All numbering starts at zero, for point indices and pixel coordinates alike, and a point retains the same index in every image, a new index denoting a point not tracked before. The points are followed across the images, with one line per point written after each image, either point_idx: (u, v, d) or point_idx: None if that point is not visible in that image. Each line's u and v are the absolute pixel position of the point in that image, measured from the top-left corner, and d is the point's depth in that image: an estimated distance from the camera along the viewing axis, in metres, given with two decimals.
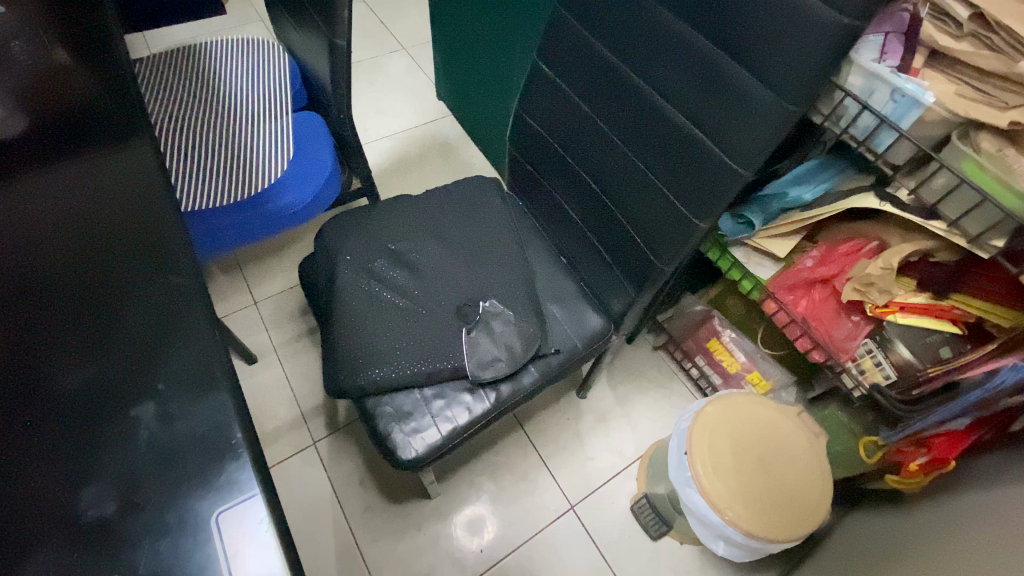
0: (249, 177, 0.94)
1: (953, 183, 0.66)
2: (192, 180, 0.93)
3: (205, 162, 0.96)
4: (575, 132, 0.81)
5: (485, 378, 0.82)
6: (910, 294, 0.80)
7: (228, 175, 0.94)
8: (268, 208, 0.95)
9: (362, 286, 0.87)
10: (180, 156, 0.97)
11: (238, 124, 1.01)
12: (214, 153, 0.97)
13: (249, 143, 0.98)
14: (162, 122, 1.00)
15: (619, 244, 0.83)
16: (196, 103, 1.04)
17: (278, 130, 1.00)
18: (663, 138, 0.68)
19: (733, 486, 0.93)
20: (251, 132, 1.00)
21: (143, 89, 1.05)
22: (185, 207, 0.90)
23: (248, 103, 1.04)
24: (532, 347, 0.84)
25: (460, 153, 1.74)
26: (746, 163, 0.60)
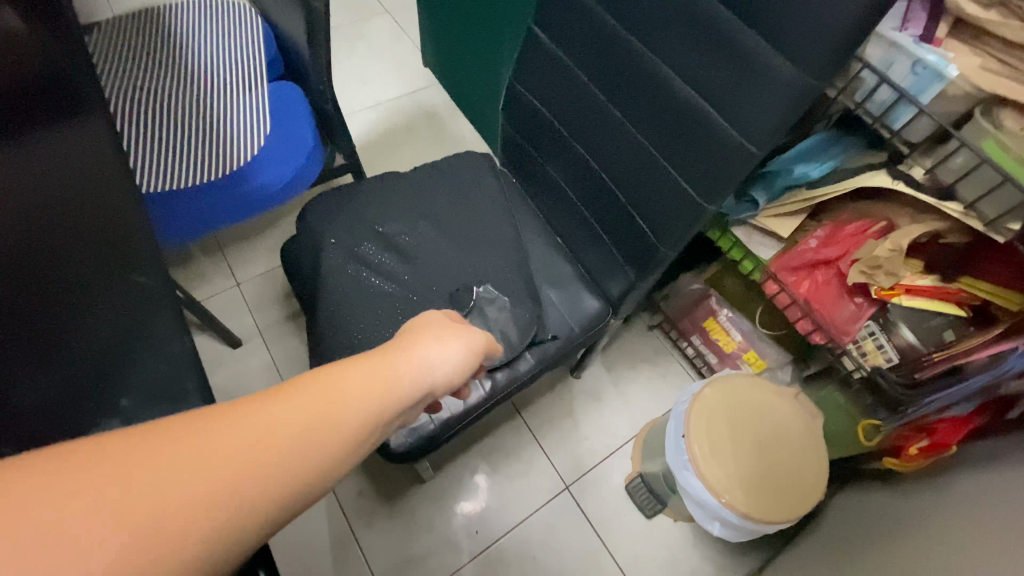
0: (218, 159, 0.88)
1: (973, 163, 0.63)
2: (154, 160, 0.87)
3: (169, 142, 0.89)
4: (574, 107, 0.75)
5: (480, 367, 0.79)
6: (916, 276, 0.77)
7: (196, 155, 0.88)
8: (240, 191, 0.90)
9: (348, 271, 0.82)
10: (140, 132, 0.89)
11: (203, 97, 0.93)
12: (178, 129, 0.90)
13: (217, 119, 0.91)
14: (118, 94, 0.92)
15: (620, 225, 0.79)
16: (157, 75, 0.95)
17: (249, 105, 0.92)
18: (671, 113, 0.63)
19: (731, 470, 0.92)
20: (218, 106, 0.92)
21: (95, 56, 0.96)
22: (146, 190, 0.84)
23: (212, 72, 0.96)
24: (528, 335, 0.81)
25: (448, 124, 1.67)
26: (760, 143, 0.56)
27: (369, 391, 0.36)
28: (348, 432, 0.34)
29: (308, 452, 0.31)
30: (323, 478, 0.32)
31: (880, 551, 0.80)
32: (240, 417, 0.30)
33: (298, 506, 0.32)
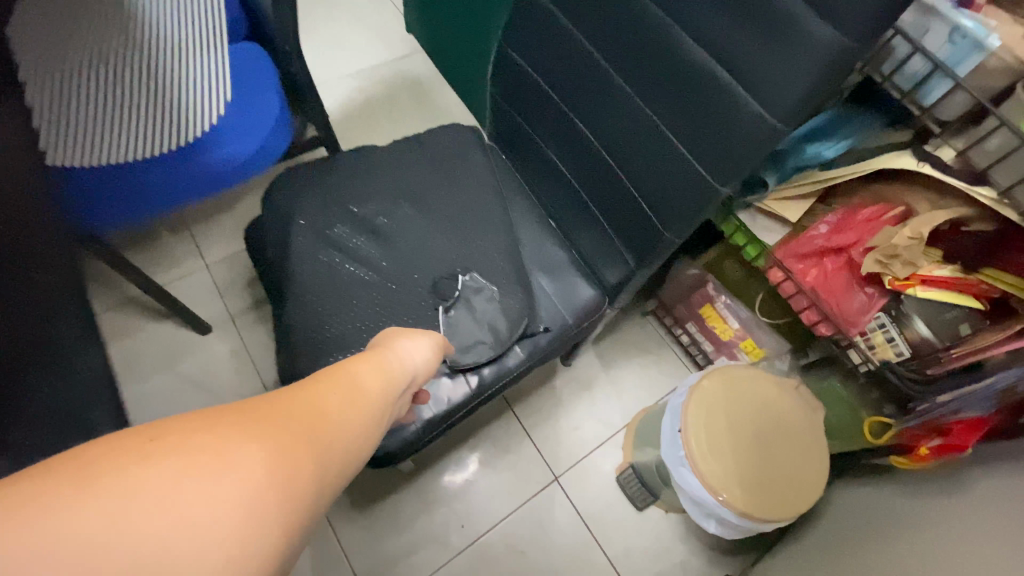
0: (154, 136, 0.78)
1: (1011, 145, 0.57)
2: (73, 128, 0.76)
3: (100, 108, 0.78)
4: (571, 75, 0.68)
5: (466, 363, 0.72)
6: (934, 266, 0.72)
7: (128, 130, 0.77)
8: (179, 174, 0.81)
9: (319, 255, 0.74)
10: (58, 92, 0.77)
11: (141, 59, 0.82)
12: (107, 94, 0.79)
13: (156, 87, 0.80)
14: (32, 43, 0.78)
15: (621, 209, 0.72)
16: (84, 25, 0.82)
17: (196, 75, 0.82)
18: (682, 81, 0.55)
19: (730, 466, 0.88)
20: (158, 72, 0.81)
21: None
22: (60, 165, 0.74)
23: (152, 29, 0.83)
24: (518, 327, 0.74)
25: (434, 96, 1.56)
26: (783, 117, 0.49)
27: (377, 369, 0.45)
28: (375, 396, 0.42)
29: (351, 410, 0.38)
30: (369, 430, 0.39)
31: (872, 545, 0.78)
32: (292, 392, 0.36)
33: (358, 458, 0.37)
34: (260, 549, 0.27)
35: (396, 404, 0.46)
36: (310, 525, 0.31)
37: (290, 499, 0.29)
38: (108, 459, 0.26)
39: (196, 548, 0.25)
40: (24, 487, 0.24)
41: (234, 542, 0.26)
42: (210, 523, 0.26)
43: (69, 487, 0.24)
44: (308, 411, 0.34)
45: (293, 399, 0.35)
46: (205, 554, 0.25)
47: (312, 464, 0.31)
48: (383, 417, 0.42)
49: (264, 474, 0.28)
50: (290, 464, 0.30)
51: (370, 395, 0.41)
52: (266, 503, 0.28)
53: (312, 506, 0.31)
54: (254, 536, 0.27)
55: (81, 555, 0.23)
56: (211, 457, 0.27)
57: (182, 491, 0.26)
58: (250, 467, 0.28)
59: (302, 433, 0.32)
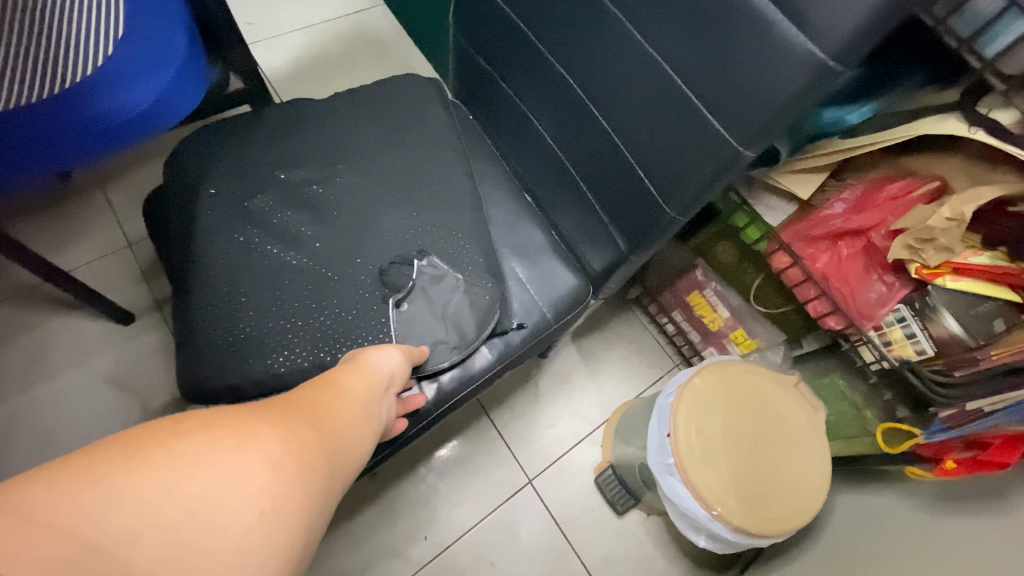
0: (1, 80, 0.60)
1: None
2: None
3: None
4: (550, 2, 0.53)
5: (426, 368, 0.59)
6: (970, 253, 0.62)
7: None
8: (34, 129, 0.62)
9: (233, 234, 0.59)
10: None
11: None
12: None
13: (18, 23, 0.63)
14: None
15: (610, 178, 0.60)
16: None
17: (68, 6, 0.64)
18: (698, 6, 0.42)
19: (725, 475, 0.78)
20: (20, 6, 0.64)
21: None
22: None
23: None
24: (487, 325, 0.61)
25: (394, 54, 1.38)
26: (837, 51, 0.36)
27: (367, 375, 0.47)
28: (367, 394, 0.45)
29: (346, 407, 0.41)
30: (366, 423, 0.42)
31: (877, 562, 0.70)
32: (289, 398, 0.39)
33: (360, 447, 0.40)
34: (285, 511, 0.30)
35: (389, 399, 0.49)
36: (323, 504, 0.34)
37: (307, 477, 0.32)
38: (149, 444, 0.29)
39: (235, 512, 0.28)
40: (81, 464, 0.27)
41: (264, 501, 0.30)
42: (245, 484, 0.29)
43: (122, 461, 0.27)
44: (307, 407, 0.38)
45: (292, 400, 0.38)
46: (240, 510, 0.28)
47: (319, 449, 0.35)
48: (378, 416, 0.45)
49: (280, 453, 0.32)
50: (300, 447, 0.33)
51: (362, 393, 0.44)
52: (286, 474, 0.31)
53: (324, 483, 0.34)
54: (280, 499, 0.30)
55: (141, 510, 0.26)
56: (233, 439, 0.31)
57: (215, 462, 0.29)
58: (269, 445, 0.32)
59: (306, 422, 0.36)
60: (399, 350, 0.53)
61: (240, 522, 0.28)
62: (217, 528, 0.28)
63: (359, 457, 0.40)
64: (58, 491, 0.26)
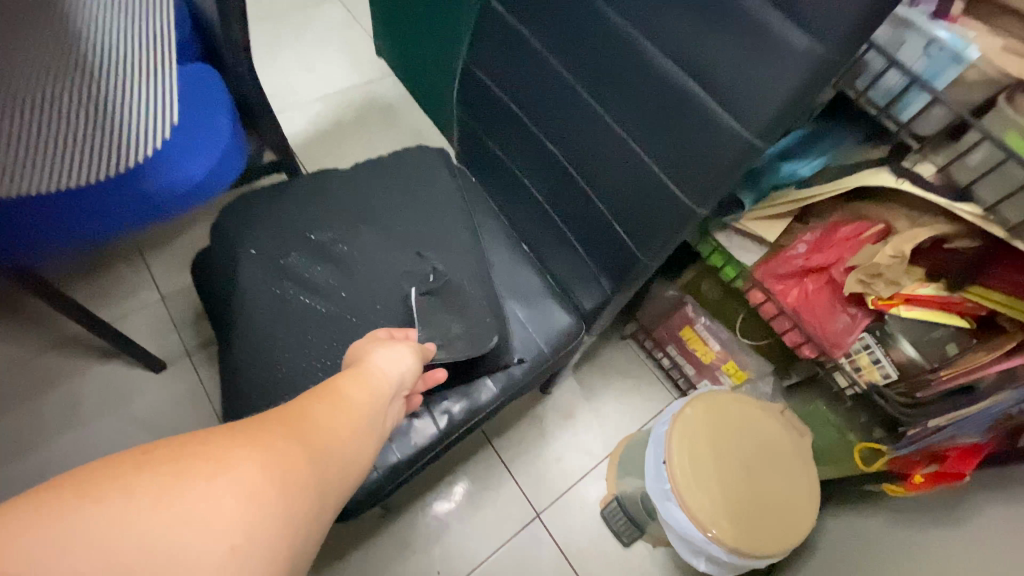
0: (79, 160, 0.72)
1: (996, 159, 0.55)
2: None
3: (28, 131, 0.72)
4: (535, 88, 0.64)
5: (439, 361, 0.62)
6: (917, 285, 0.69)
7: (50, 160, 0.71)
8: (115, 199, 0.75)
9: (270, 287, 0.69)
10: None
11: (85, 85, 0.76)
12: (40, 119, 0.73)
13: (96, 112, 0.75)
14: None
15: (594, 230, 0.69)
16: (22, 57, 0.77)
17: (139, 98, 0.76)
18: (652, 97, 0.52)
19: (717, 498, 0.84)
20: (98, 97, 0.76)
21: None
22: None
23: (92, 54, 0.78)
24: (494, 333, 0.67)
25: (403, 119, 1.53)
26: (761, 134, 0.46)
27: (369, 379, 0.44)
28: (369, 404, 0.41)
29: (343, 418, 0.38)
30: (366, 432, 0.39)
31: None
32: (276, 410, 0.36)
33: (362, 459, 0.37)
34: (258, 545, 0.28)
35: (393, 404, 0.45)
36: (314, 527, 0.32)
37: (286, 505, 0.30)
38: (109, 474, 0.27)
39: (205, 544, 0.27)
40: (38, 502, 0.26)
41: (234, 535, 0.28)
42: (213, 518, 0.27)
43: (75, 496, 0.26)
44: (297, 421, 0.35)
45: (283, 411, 0.35)
46: (208, 545, 0.27)
47: (305, 469, 0.32)
48: (380, 424, 0.41)
49: (256, 479, 0.29)
50: (281, 470, 0.31)
51: (364, 403, 0.41)
52: (260, 503, 0.29)
53: (313, 505, 0.32)
54: (256, 532, 0.28)
55: (100, 542, 0.25)
56: (204, 466, 0.29)
57: (182, 495, 0.27)
58: (242, 472, 0.29)
59: (292, 438, 0.33)
60: (399, 353, 0.50)
61: (210, 555, 0.27)
62: (185, 563, 0.26)
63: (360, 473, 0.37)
64: (16, 527, 0.25)
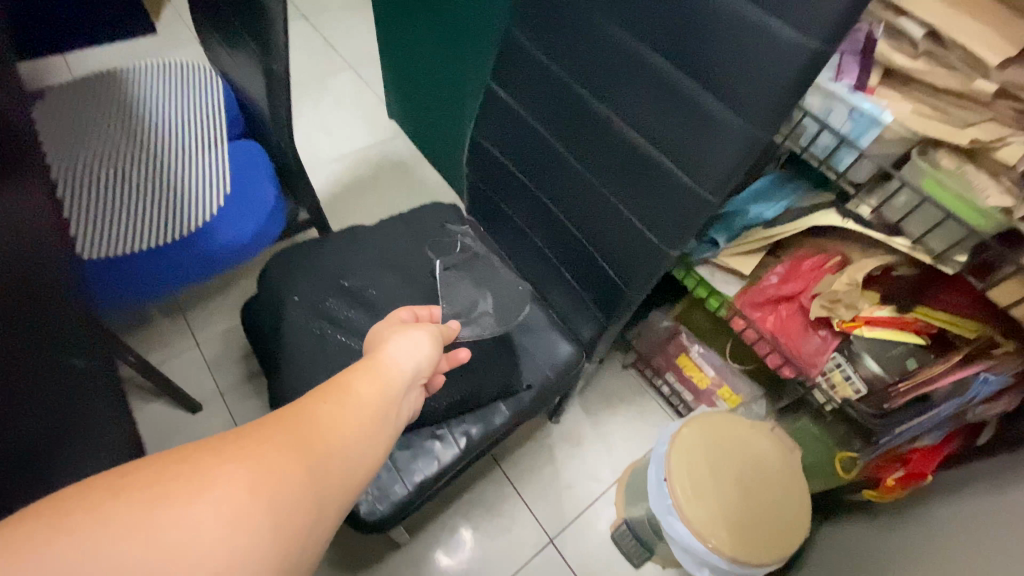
0: (164, 221, 0.87)
1: (915, 201, 0.66)
2: (103, 227, 0.85)
3: (119, 210, 0.87)
4: (532, 154, 0.77)
5: (469, 335, 0.79)
6: (875, 308, 0.80)
7: (143, 223, 0.86)
8: (189, 253, 0.86)
9: (311, 329, 0.80)
10: (92, 194, 0.87)
11: (166, 161, 0.92)
12: (135, 190, 0.89)
13: (176, 181, 0.90)
14: (72, 158, 0.90)
15: (588, 270, 0.80)
16: (117, 140, 0.94)
17: (207, 168, 0.92)
18: (627, 161, 0.64)
19: (716, 511, 0.91)
20: (176, 169, 0.92)
21: (50, 121, 0.94)
22: (87, 255, 0.82)
23: (172, 136, 0.95)
24: (513, 311, 0.84)
25: (414, 174, 1.68)
26: (714, 190, 0.58)
27: (380, 375, 0.42)
28: (376, 402, 0.39)
29: (347, 418, 0.36)
30: (374, 433, 0.37)
31: None
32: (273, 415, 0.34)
33: (370, 460, 0.36)
34: (255, 556, 0.27)
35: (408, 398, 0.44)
36: (315, 536, 0.31)
37: (277, 521, 0.29)
38: (86, 499, 0.26)
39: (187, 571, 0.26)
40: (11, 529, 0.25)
41: (223, 556, 0.26)
42: (195, 541, 0.26)
43: (45, 527, 0.25)
44: (295, 423, 0.33)
45: (280, 412, 0.34)
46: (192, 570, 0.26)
47: (301, 476, 0.31)
48: (391, 422, 0.39)
49: (242, 497, 0.28)
50: (270, 485, 0.29)
51: (371, 402, 0.39)
52: (246, 522, 0.27)
53: (313, 508, 0.31)
54: (242, 554, 0.27)
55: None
56: (187, 485, 0.27)
57: (160, 519, 0.26)
58: (226, 490, 0.28)
59: (286, 445, 0.32)
60: (412, 345, 0.48)
61: None
62: None
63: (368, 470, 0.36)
64: None
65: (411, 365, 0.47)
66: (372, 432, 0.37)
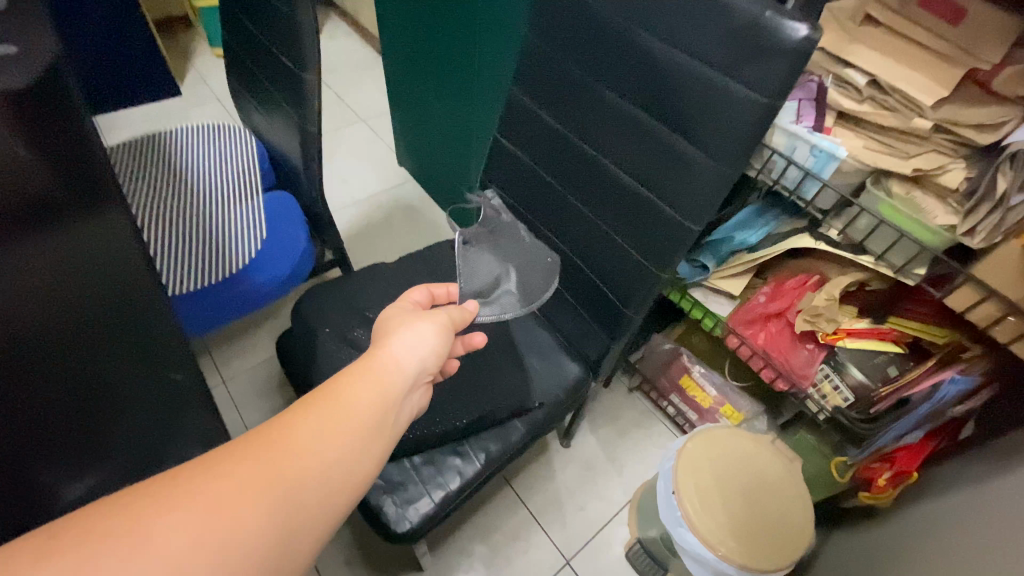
0: (224, 257, 0.97)
1: (874, 223, 0.75)
2: (177, 263, 0.95)
3: (182, 249, 0.96)
4: (535, 194, 0.87)
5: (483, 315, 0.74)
6: (854, 320, 0.89)
7: (207, 257, 0.96)
8: (243, 287, 0.96)
9: (342, 357, 0.88)
10: (164, 235, 0.98)
11: (218, 207, 1.03)
12: (196, 231, 0.99)
13: (227, 222, 1.01)
14: (143, 205, 1.01)
15: (590, 296, 0.89)
16: (177, 190, 1.05)
17: (249, 215, 1.03)
18: (618, 197, 0.74)
19: (723, 520, 0.95)
20: (227, 214, 1.02)
21: (120, 174, 1.06)
22: (171, 290, 0.91)
23: (225, 185, 1.06)
24: (531, 297, 0.78)
25: (425, 216, 1.80)
26: (694, 219, 0.67)
27: (373, 379, 0.41)
28: (365, 409, 0.39)
29: (330, 430, 0.36)
30: (362, 442, 0.37)
31: None
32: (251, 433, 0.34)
33: (356, 469, 0.36)
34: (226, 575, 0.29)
35: (406, 399, 0.43)
36: (296, 549, 0.32)
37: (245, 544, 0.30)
38: (53, 535, 0.27)
39: None
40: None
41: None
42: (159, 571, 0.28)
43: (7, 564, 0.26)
44: (272, 441, 0.34)
45: (257, 432, 0.34)
46: None
47: (273, 495, 0.32)
48: (384, 427, 0.40)
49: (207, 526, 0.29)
50: (237, 511, 0.30)
51: (360, 409, 0.38)
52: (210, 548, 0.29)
53: (289, 529, 0.32)
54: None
55: None
56: (150, 516, 0.29)
57: (124, 551, 0.27)
58: (190, 519, 0.29)
59: (259, 468, 0.32)
60: (416, 343, 0.48)
61: None
62: None
63: (352, 485, 0.36)
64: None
65: (410, 364, 0.45)
66: (357, 442, 0.37)
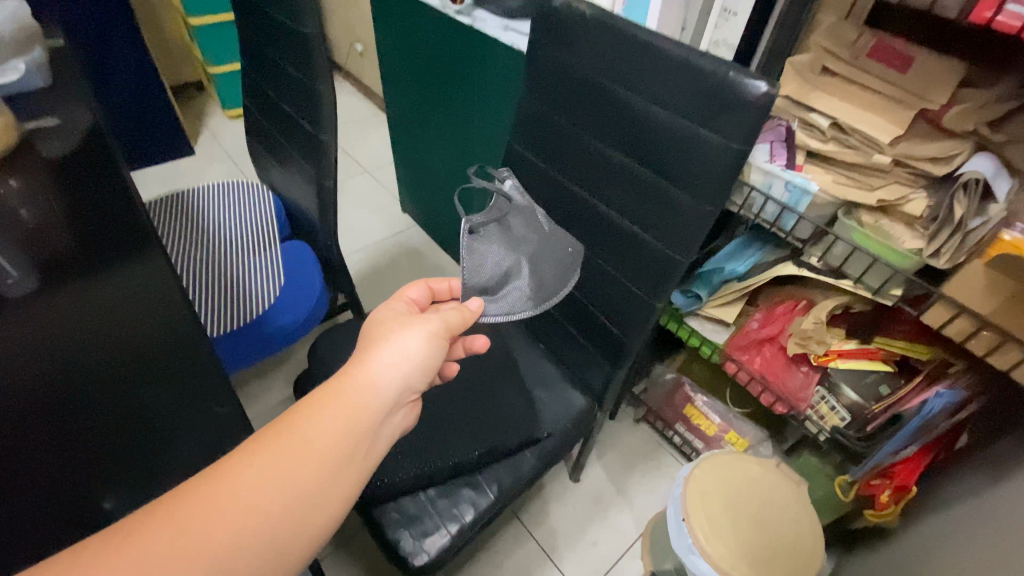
0: (249, 301, 1.03)
1: (849, 249, 0.81)
2: (211, 307, 1.00)
3: (214, 294, 1.03)
4: None
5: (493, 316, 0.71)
6: (843, 341, 0.93)
7: (235, 302, 1.02)
8: (266, 328, 1.01)
9: None
10: (198, 283, 1.04)
11: (245, 255, 1.11)
12: (224, 279, 1.06)
13: (251, 269, 1.08)
14: (179, 256, 1.08)
15: (591, 327, 0.94)
16: (209, 241, 1.12)
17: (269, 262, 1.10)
18: (613, 235, 0.81)
19: (733, 546, 0.97)
20: (252, 262, 1.10)
21: (155, 228, 1.14)
22: (209, 331, 0.96)
23: (251, 235, 1.15)
24: (542, 298, 0.75)
25: (430, 259, 1.87)
26: (683, 251, 0.73)
27: (343, 397, 0.45)
28: (334, 427, 0.43)
29: (296, 451, 0.40)
30: (333, 455, 0.42)
31: None
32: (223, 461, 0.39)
33: (332, 477, 0.41)
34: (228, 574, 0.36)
35: (386, 410, 0.47)
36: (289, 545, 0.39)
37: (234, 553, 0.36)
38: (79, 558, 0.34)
39: None
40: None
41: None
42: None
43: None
44: (243, 468, 0.39)
45: (225, 462, 0.39)
46: None
47: (254, 512, 0.38)
48: (358, 438, 0.44)
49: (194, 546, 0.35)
50: (218, 531, 0.36)
51: (329, 426, 0.42)
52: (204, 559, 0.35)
53: (293, 530, 0.39)
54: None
55: None
56: (145, 541, 0.35)
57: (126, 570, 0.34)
58: (180, 541, 0.35)
59: (231, 495, 0.38)
60: (395, 352, 0.50)
61: None
62: None
63: (338, 487, 0.42)
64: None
65: (386, 378, 0.48)
66: (328, 457, 0.41)
